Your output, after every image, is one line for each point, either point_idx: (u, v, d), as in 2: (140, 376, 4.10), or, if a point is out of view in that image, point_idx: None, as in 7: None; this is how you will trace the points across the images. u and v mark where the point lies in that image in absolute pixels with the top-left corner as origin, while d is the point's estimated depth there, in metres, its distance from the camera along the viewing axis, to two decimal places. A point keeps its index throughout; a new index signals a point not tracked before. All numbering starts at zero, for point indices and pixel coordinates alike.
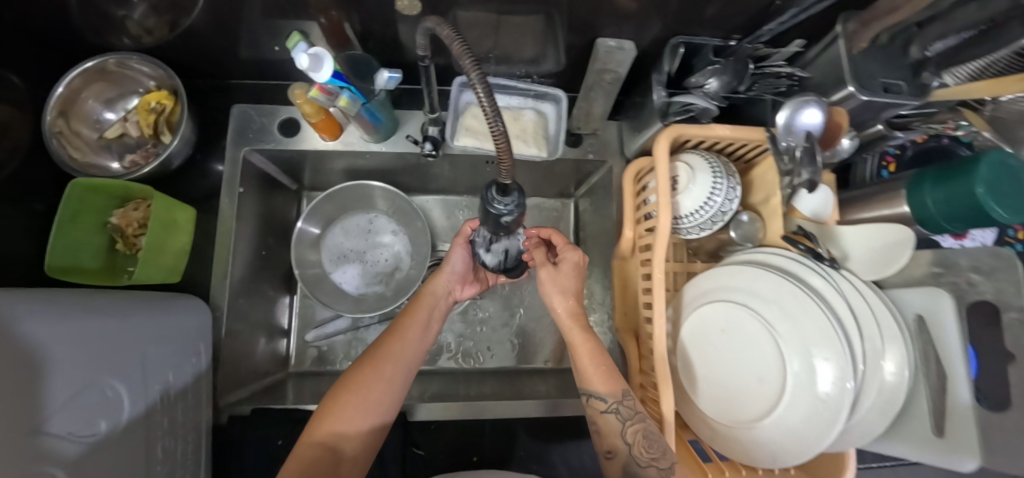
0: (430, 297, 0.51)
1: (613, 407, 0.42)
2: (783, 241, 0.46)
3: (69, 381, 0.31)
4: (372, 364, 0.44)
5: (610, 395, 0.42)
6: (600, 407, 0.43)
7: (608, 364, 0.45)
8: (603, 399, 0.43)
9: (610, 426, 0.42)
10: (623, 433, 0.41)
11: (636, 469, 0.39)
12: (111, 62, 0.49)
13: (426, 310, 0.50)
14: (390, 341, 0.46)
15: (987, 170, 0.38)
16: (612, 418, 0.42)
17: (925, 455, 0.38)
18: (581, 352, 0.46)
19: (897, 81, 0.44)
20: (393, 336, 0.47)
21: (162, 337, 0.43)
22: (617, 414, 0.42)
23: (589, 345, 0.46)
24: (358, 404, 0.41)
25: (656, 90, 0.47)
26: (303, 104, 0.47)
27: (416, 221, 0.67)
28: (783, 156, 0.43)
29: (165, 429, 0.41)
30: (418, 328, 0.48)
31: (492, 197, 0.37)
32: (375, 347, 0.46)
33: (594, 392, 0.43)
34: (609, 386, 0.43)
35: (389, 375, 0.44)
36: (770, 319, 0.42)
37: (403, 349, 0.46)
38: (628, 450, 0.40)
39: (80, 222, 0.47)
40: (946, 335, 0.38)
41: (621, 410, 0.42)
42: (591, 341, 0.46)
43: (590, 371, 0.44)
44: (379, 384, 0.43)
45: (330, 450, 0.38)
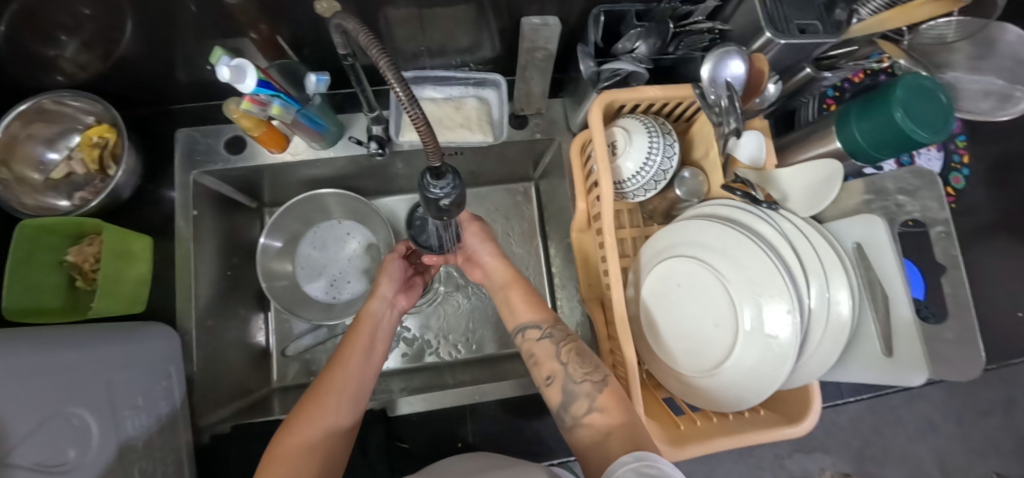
0: (370, 324, 0.50)
1: (546, 333, 0.47)
2: (724, 191, 0.47)
3: (33, 412, 0.32)
4: (313, 407, 0.41)
5: (542, 321, 0.48)
6: (536, 335, 0.47)
7: (537, 299, 0.51)
8: (536, 328, 0.48)
9: (546, 353, 0.46)
10: (558, 356, 0.45)
11: (572, 386, 0.42)
12: (46, 101, 0.49)
13: (366, 336, 0.49)
14: (334, 371, 0.44)
15: (902, 94, 0.39)
16: (546, 343, 0.46)
17: (883, 377, 0.40)
18: (514, 296, 0.51)
19: (812, 22, 0.45)
20: (334, 365, 0.45)
21: (127, 364, 0.43)
22: (551, 339, 0.46)
23: (518, 283, 0.52)
24: (305, 445, 0.38)
25: (583, 61, 0.48)
26: (240, 119, 0.47)
27: (375, 222, 0.67)
28: (713, 109, 0.44)
29: (142, 451, 0.42)
30: (363, 355, 0.47)
31: (428, 182, 0.38)
32: (315, 384, 0.43)
33: (529, 323, 0.48)
34: (541, 316, 0.49)
35: (333, 409, 0.41)
36: (715, 267, 0.43)
37: (345, 379, 0.44)
38: (563, 370, 0.43)
39: (36, 263, 0.47)
40: (886, 258, 0.39)
41: (553, 334, 0.47)
42: (521, 283, 0.52)
43: (521, 307, 0.50)
44: (327, 419, 0.40)
45: None
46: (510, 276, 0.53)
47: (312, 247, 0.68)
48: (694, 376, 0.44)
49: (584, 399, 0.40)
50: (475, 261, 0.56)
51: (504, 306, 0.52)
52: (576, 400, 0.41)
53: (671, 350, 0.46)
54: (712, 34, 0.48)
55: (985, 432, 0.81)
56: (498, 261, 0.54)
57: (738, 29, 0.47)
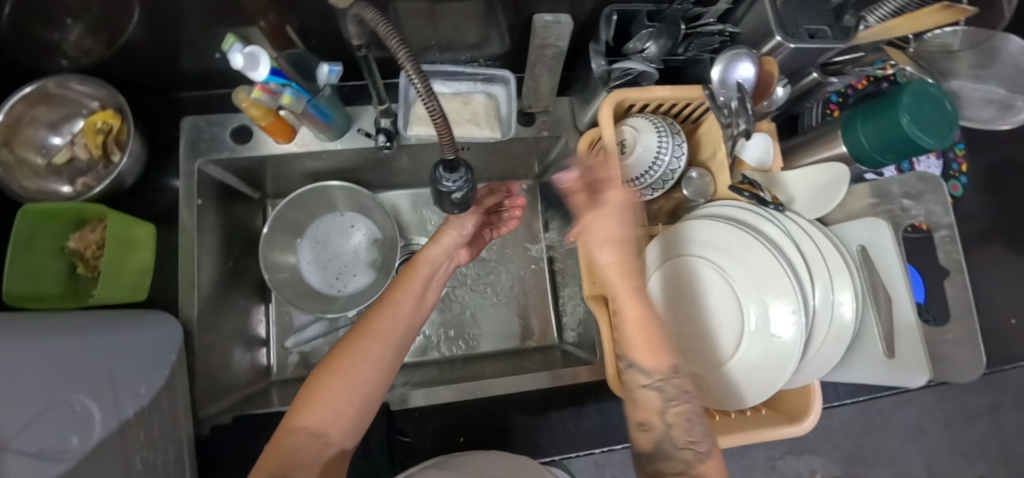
0: (422, 270, 0.50)
1: (655, 383, 0.38)
2: (731, 192, 0.47)
3: (32, 400, 0.31)
4: (351, 351, 0.41)
5: (655, 371, 0.38)
6: (643, 381, 0.38)
7: (657, 335, 0.39)
8: (646, 374, 0.38)
9: (648, 402, 0.38)
10: (663, 413, 0.37)
11: (671, 448, 0.36)
12: (51, 85, 0.48)
13: (420, 281, 0.50)
14: (381, 315, 0.45)
15: (909, 100, 0.40)
16: (652, 394, 0.38)
17: (884, 376, 0.40)
18: (629, 319, 0.39)
19: (822, 26, 0.45)
20: (385, 308, 0.46)
21: (129, 352, 0.42)
22: (660, 391, 0.38)
23: (640, 310, 0.39)
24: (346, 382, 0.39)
25: (594, 60, 0.49)
26: (249, 107, 0.45)
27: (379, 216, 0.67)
28: (723, 109, 0.44)
29: (144, 441, 0.41)
30: (411, 299, 0.48)
31: (440, 175, 0.38)
32: (364, 321, 0.44)
33: (647, 367, 0.38)
34: (659, 363, 0.38)
35: (377, 353, 0.42)
36: (721, 267, 0.44)
37: (391, 325, 0.45)
38: (664, 429, 0.37)
39: (36, 248, 0.47)
40: (890, 261, 0.40)
41: (665, 388, 0.38)
42: (646, 312, 0.39)
43: (638, 341, 0.38)
44: (369, 356, 0.42)
45: (313, 434, 0.37)
46: (631, 289, 0.39)
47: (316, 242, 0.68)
48: (698, 374, 0.45)
49: (681, 465, 0.36)
50: (587, 233, 0.41)
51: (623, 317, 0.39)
52: (670, 461, 0.36)
53: (677, 346, 0.46)
54: (722, 37, 0.49)
55: (973, 438, 0.83)
56: (613, 266, 0.39)
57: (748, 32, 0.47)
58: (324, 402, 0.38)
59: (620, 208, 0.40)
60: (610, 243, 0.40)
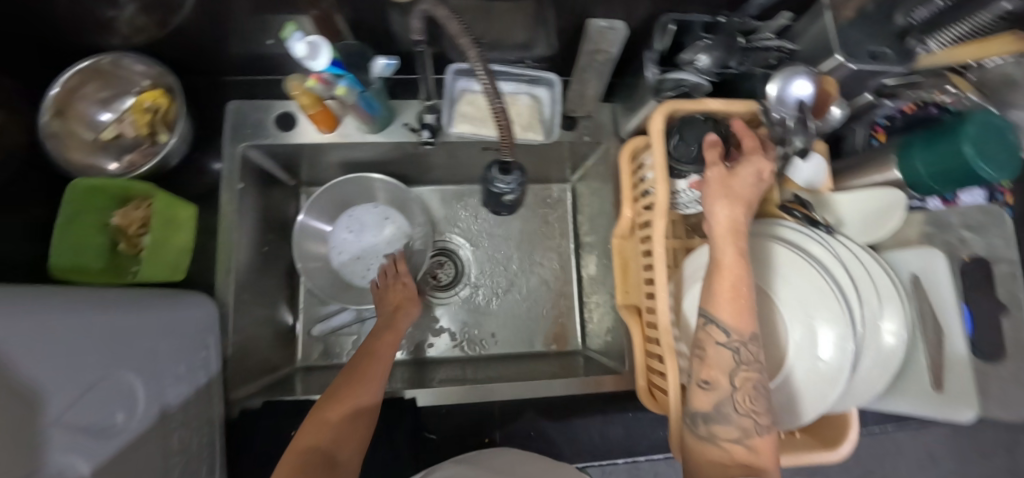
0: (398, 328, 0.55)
1: (734, 345, 0.35)
2: (778, 211, 0.46)
3: (84, 375, 0.32)
4: (343, 401, 0.42)
5: (737, 331, 0.35)
6: (718, 336, 0.36)
7: (745, 299, 0.35)
8: (725, 331, 0.35)
9: (718, 359, 0.36)
10: (733, 375, 0.36)
11: (729, 411, 0.35)
12: (106, 61, 0.49)
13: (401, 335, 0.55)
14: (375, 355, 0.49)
15: (973, 130, 0.39)
16: (726, 353, 0.36)
17: (929, 408, 0.40)
18: (727, 274, 0.36)
19: (884, 48, 0.44)
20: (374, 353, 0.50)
21: (171, 331, 0.43)
22: (735, 353, 0.35)
23: (740, 265, 0.35)
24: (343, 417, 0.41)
25: (649, 68, 0.48)
26: (299, 96, 0.47)
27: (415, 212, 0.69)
28: (775, 127, 0.44)
29: (180, 420, 0.42)
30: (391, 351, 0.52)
31: (494, 176, 0.38)
32: (354, 364, 0.48)
33: (728, 328, 0.35)
34: (739, 324, 0.35)
35: (380, 379, 0.47)
36: (768, 285, 0.43)
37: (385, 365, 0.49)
38: (729, 392, 0.36)
39: (82, 223, 0.47)
40: (942, 292, 0.39)
41: (740, 351, 0.35)
42: (740, 269, 0.35)
43: (725, 299, 0.35)
44: (371, 388, 0.45)
45: (324, 455, 0.38)
46: (738, 245, 0.35)
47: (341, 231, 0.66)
48: None
49: (738, 430, 0.35)
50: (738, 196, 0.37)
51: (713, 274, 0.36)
52: (727, 425, 0.35)
53: None
54: (780, 53, 0.48)
55: (994, 477, 0.81)
56: (725, 225, 0.36)
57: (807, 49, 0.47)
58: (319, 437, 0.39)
59: (756, 172, 0.37)
60: (728, 202, 0.36)
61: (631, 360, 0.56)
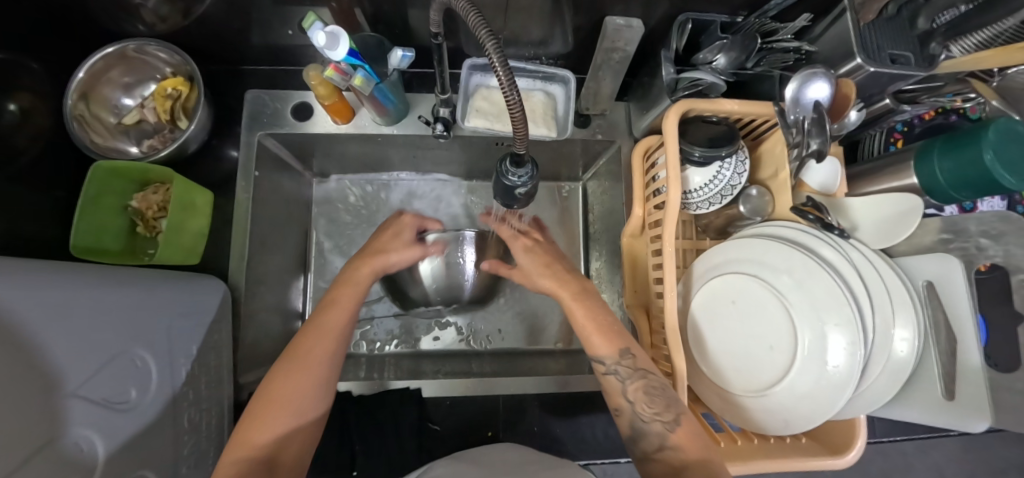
0: (358, 282, 0.47)
1: (613, 368, 0.43)
2: (792, 214, 0.47)
3: (99, 352, 0.32)
4: (267, 404, 0.37)
5: (608, 356, 0.43)
6: (602, 369, 0.43)
7: (606, 325, 0.45)
8: (602, 362, 0.43)
9: (613, 388, 0.43)
10: (626, 393, 0.42)
11: (642, 425, 0.40)
12: (130, 48, 0.50)
13: (355, 295, 0.46)
14: (307, 335, 0.42)
15: (994, 137, 0.38)
16: (613, 378, 0.43)
17: (939, 419, 0.39)
18: (574, 311, 0.46)
19: (905, 52, 0.44)
20: (311, 328, 0.42)
21: (185, 313, 0.44)
22: (617, 375, 0.42)
23: (581, 305, 0.46)
24: (280, 413, 0.37)
25: (665, 67, 0.48)
26: (317, 86, 0.47)
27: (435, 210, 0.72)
28: (792, 129, 0.44)
29: (191, 400, 0.42)
30: (346, 315, 0.44)
31: (506, 169, 0.38)
32: (296, 342, 0.41)
33: (598, 355, 0.44)
34: (612, 344, 0.43)
35: (320, 359, 0.40)
36: (778, 288, 0.43)
37: (324, 340, 0.41)
38: (631, 408, 0.41)
39: (103, 205, 0.48)
40: (958, 300, 0.38)
41: (619, 369, 0.42)
42: (583, 299, 0.46)
43: (590, 334, 0.45)
44: (308, 375, 0.39)
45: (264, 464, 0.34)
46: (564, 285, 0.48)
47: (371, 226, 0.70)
48: (740, 395, 0.44)
49: (656, 438, 0.39)
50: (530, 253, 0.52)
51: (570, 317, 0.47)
52: (647, 438, 0.39)
53: (716, 364, 0.46)
54: (797, 54, 0.48)
55: None
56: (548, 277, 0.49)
57: (826, 51, 0.46)
58: (244, 453, 0.34)
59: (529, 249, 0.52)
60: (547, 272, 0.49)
61: None
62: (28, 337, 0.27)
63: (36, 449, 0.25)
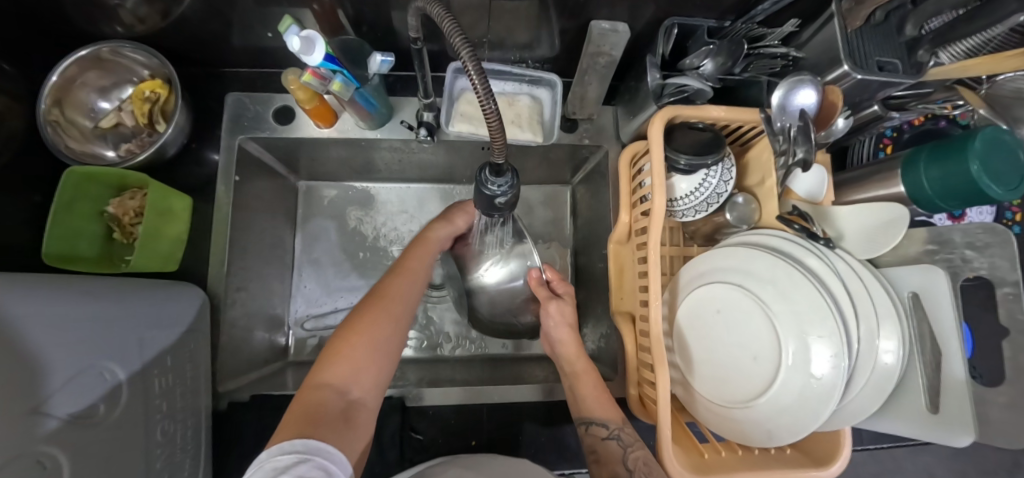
0: (429, 245, 0.54)
1: (614, 434, 0.47)
2: (778, 222, 0.46)
3: (65, 366, 0.31)
4: (349, 337, 0.41)
5: (611, 421, 0.48)
6: (601, 433, 0.47)
7: (604, 395, 0.51)
8: (603, 426, 0.48)
9: (610, 453, 0.46)
10: (625, 461, 0.45)
11: None
12: (105, 51, 0.48)
13: (428, 250, 0.53)
14: (395, 280, 0.48)
15: (980, 146, 0.38)
16: (613, 444, 0.47)
17: (924, 431, 0.38)
18: (584, 384, 0.52)
19: (892, 60, 0.43)
20: (398, 275, 0.49)
21: (160, 322, 0.43)
22: (618, 440, 0.47)
23: (591, 379, 0.52)
24: (367, 346, 0.41)
25: (650, 72, 0.47)
26: (296, 91, 0.46)
27: (431, 218, 0.72)
28: (778, 136, 0.43)
29: (164, 412, 0.41)
30: (419, 272, 0.50)
31: (486, 178, 0.37)
32: (380, 287, 0.47)
33: (595, 418, 0.49)
34: (608, 414, 0.49)
35: (400, 313, 0.45)
36: (763, 297, 0.42)
37: (403, 287, 0.47)
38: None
39: (77, 211, 0.47)
40: (943, 312, 0.38)
41: (621, 436, 0.47)
42: (591, 372, 0.53)
43: (589, 400, 0.50)
44: (388, 322, 0.43)
45: (338, 394, 0.37)
46: (577, 364, 0.54)
47: (354, 239, 0.70)
48: (724, 405, 0.43)
49: None
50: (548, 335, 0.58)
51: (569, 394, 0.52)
52: None
53: (702, 373, 0.45)
54: (784, 61, 0.47)
55: None
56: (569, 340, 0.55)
57: (813, 57, 0.45)
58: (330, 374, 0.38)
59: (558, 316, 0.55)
60: (565, 325, 0.56)
61: (623, 367, 0.56)
62: None
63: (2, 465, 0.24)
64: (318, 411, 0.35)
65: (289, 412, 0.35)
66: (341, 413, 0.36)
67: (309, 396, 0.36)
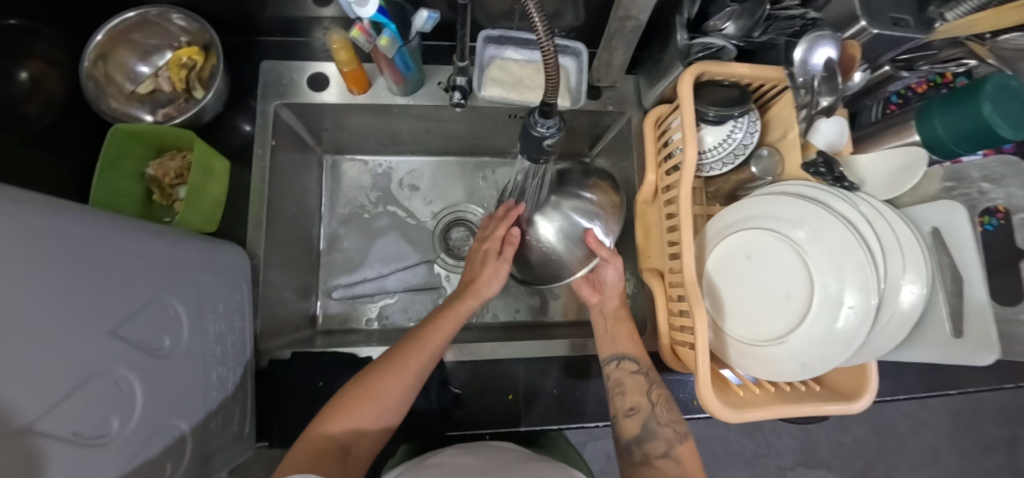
0: (457, 314, 0.49)
1: (641, 369, 0.49)
2: (803, 173, 0.48)
3: (135, 295, 0.32)
4: (357, 395, 0.41)
5: (642, 359, 0.50)
6: (631, 367, 0.49)
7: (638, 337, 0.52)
8: (634, 362, 0.50)
9: (635, 386, 0.48)
10: (647, 394, 0.48)
11: (655, 426, 0.46)
12: (152, 14, 0.50)
13: (453, 323, 0.48)
14: (417, 348, 0.45)
15: (991, 90, 0.40)
16: (640, 378, 0.49)
17: (950, 356, 0.41)
18: (620, 326, 0.54)
19: (904, 16, 0.45)
20: (421, 341, 0.45)
21: (213, 270, 0.43)
22: (644, 375, 0.49)
23: (623, 323, 0.54)
24: (374, 409, 0.41)
25: (679, 32, 0.50)
26: (337, 51, 0.49)
27: (452, 192, 0.74)
28: (800, 90, 0.46)
29: (218, 357, 0.42)
30: (445, 341, 0.47)
31: (535, 120, 0.39)
32: (402, 348, 0.45)
33: (625, 355, 0.50)
34: (638, 353, 0.51)
35: (408, 383, 0.43)
36: (793, 240, 0.44)
37: (425, 360, 0.45)
38: (649, 409, 0.47)
39: (120, 169, 0.48)
40: (964, 242, 0.40)
41: (648, 373, 0.49)
42: (628, 321, 0.54)
43: (625, 339, 0.51)
44: (394, 392, 0.42)
45: (339, 446, 0.39)
46: (620, 310, 0.54)
47: (379, 210, 0.71)
48: (756, 347, 0.45)
49: (664, 442, 0.45)
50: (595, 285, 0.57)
51: (604, 332, 0.53)
52: (654, 440, 0.45)
53: (733, 320, 0.47)
54: (803, 21, 0.50)
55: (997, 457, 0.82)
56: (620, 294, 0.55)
57: (831, 17, 0.48)
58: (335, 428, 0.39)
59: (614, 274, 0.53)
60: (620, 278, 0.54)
61: (652, 323, 0.58)
62: (82, 268, 0.27)
63: (74, 387, 0.25)
64: (323, 466, 0.37)
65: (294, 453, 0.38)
66: (337, 463, 0.38)
67: (314, 444, 0.38)
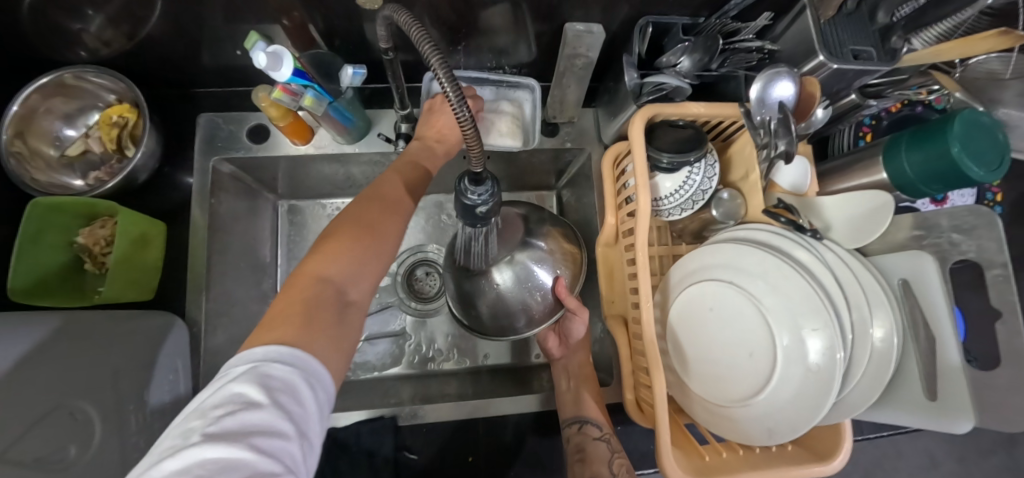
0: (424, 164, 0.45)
1: (603, 436, 0.49)
2: (764, 216, 0.45)
3: (33, 406, 0.32)
4: (339, 235, 0.34)
5: (604, 425, 0.50)
6: (594, 433, 0.49)
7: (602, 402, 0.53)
8: (596, 427, 0.50)
9: (598, 455, 0.47)
10: (609, 465, 0.46)
11: None
12: (67, 76, 0.47)
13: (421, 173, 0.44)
14: (385, 185, 0.40)
15: (960, 129, 0.37)
16: (602, 446, 0.48)
17: (926, 420, 0.38)
18: (584, 385, 0.54)
19: (867, 47, 0.43)
20: (386, 183, 0.40)
21: (139, 355, 0.42)
22: (606, 443, 0.49)
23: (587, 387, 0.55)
24: (364, 242, 0.34)
25: (627, 72, 0.47)
26: (267, 108, 0.46)
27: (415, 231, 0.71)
28: (758, 130, 0.43)
29: (142, 449, 0.40)
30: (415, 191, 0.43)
31: (464, 187, 0.36)
32: (371, 190, 0.39)
33: (589, 419, 0.50)
34: (601, 418, 0.51)
35: (392, 219, 0.38)
36: (753, 292, 0.42)
37: (398, 200, 0.40)
38: None
39: (45, 243, 0.45)
40: (933, 297, 0.38)
41: (609, 440, 0.49)
42: (592, 382, 0.55)
43: (589, 404, 0.51)
44: (381, 226, 0.36)
45: (334, 289, 0.31)
46: (585, 368, 0.56)
47: None
48: (722, 405, 0.42)
49: None
50: (563, 336, 0.58)
51: (567, 392, 0.54)
52: None
53: (698, 373, 0.44)
54: (761, 54, 0.47)
55: None
56: (581, 350, 0.57)
57: (788, 49, 0.45)
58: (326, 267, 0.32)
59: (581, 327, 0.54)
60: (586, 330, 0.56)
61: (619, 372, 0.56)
62: None
63: None
64: (320, 306, 0.29)
65: (274, 308, 0.29)
66: (338, 306, 0.31)
67: (305, 288, 0.30)
